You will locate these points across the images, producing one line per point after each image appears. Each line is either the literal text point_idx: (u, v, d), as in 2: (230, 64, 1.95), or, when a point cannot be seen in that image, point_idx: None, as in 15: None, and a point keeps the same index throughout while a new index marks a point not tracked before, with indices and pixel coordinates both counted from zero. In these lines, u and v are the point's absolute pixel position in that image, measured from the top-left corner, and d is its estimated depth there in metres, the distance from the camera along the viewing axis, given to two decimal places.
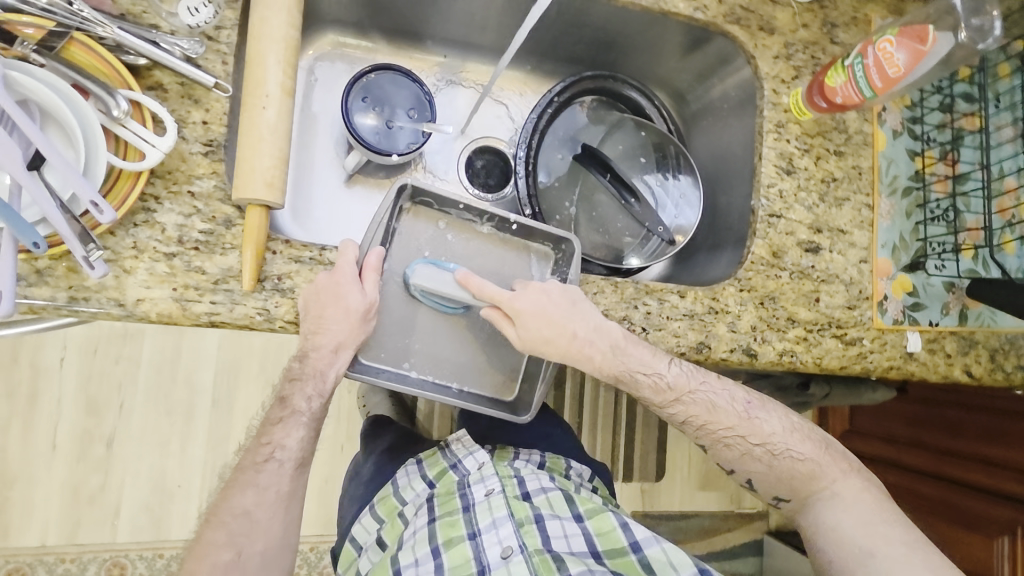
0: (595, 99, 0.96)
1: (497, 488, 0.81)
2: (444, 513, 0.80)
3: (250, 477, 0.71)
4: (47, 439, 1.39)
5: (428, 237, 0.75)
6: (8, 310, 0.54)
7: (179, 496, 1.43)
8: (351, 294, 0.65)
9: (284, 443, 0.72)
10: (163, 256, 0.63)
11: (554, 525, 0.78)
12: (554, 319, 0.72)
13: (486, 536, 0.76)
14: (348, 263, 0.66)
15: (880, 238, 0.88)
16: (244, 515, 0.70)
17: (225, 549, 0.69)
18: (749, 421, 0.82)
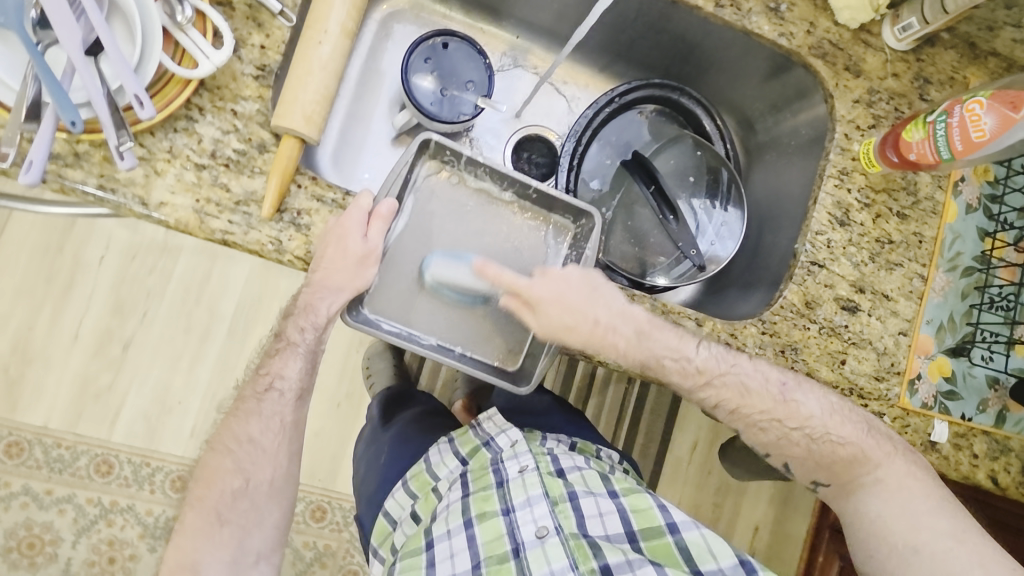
0: (656, 110, 0.94)
1: (531, 465, 0.77)
2: (477, 488, 0.77)
3: (253, 407, 0.72)
4: (72, 329, 1.46)
5: (445, 198, 0.75)
6: (34, 179, 0.57)
7: (177, 412, 1.47)
8: (355, 238, 0.65)
9: (283, 374, 0.72)
10: (193, 165, 0.64)
11: (590, 505, 0.76)
12: (573, 305, 0.72)
13: (520, 515, 0.74)
14: (360, 211, 0.66)
15: (927, 314, 0.82)
16: (248, 442, 0.72)
17: (234, 476, 0.71)
18: (785, 404, 0.80)
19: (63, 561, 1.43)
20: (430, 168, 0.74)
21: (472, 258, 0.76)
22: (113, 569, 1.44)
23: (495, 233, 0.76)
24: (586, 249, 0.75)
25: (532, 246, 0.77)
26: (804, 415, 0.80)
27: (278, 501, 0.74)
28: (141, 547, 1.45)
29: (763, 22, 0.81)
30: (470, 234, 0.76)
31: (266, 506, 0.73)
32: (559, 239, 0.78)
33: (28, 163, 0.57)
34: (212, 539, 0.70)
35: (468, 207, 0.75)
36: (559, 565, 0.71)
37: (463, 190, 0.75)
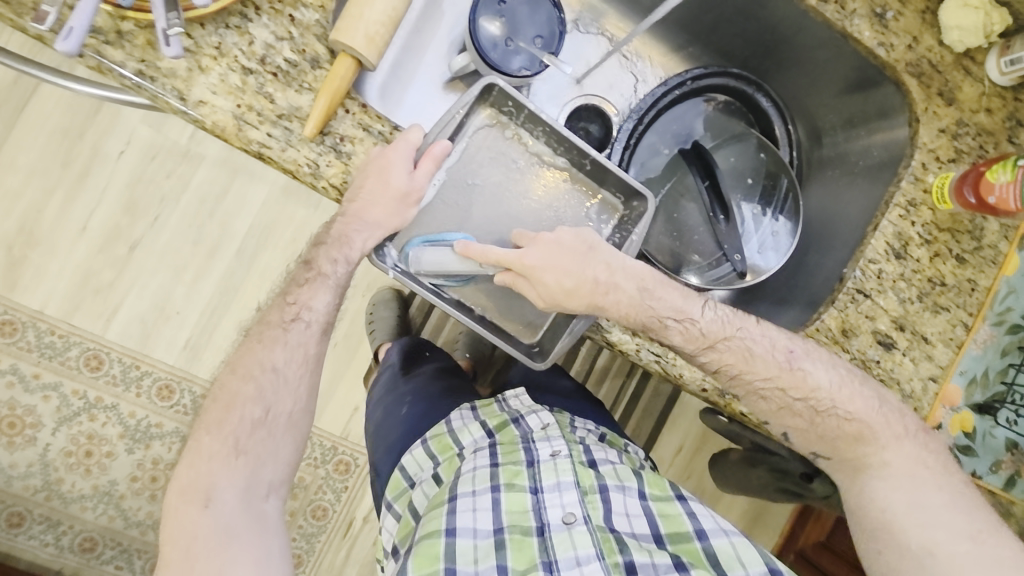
0: (724, 102, 0.90)
1: (564, 451, 0.77)
2: (507, 460, 0.77)
3: (278, 335, 0.69)
4: (81, 219, 1.43)
5: (495, 152, 0.70)
6: (73, 50, 0.53)
7: (174, 321, 1.46)
8: (399, 173, 0.61)
9: (311, 305, 0.69)
10: (240, 68, 0.60)
11: (619, 501, 0.74)
12: (570, 268, 0.66)
13: (548, 497, 0.73)
14: (407, 145, 0.62)
15: (963, 364, 0.78)
16: (271, 371, 0.68)
17: (256, 405, 0.68)
18: (839, 387, 0.71)
19: (40, 446, 1.44)
20: (485, 115, 0.69)
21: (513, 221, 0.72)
22: (88, 463, 1.45)
23: (538, 200, 0.72)
24: (632, 231, 0.72)
25: (575, 221, 0.73)
26: (831, 406, 0.72)
27: (294, 434, 0.71)
28: (118, 447, 1.45)
29: (864, 27, 0.75)
30: (514, 196, 0.72)
31: (282, 438, 0.70)
32: (603, 213, 0.73)
33: (67, 31, 0.53)
34: (227, 465, 0.66)
35: (518, 168, 0.71)
36: (584, 552, 0.69)
37: (515, 148, 0.71)
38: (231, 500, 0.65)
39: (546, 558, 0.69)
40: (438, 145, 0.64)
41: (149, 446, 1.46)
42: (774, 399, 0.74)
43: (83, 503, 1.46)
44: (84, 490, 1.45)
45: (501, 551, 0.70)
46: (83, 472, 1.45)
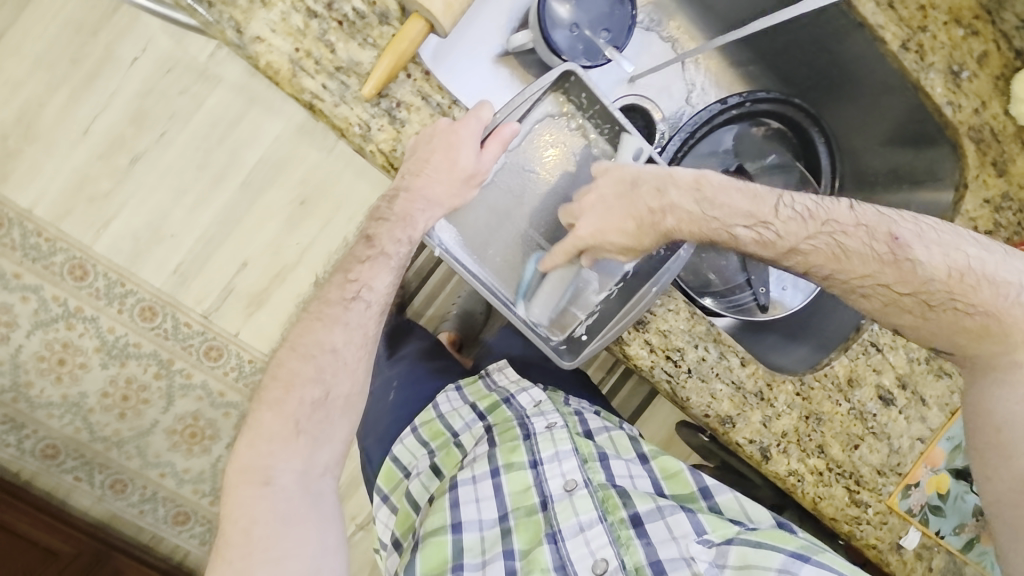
0: (777, 129, 0.89)
1: (559, 423, 0.78)
2: (504, 439, 0.79)
3: (338, 314, 0.65)
4: (82, 123, 1.36)
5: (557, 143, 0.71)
6: None
7: (167, 243, 1.41)
8: (466, 152, 0.61)
9: (372, 284, 0.66)
10: (304, 10, 0.57)
11: (619, 466, 0.76)
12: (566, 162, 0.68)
13: (548, 467, 0.74)
14: (478, 122, 0.61)
15: (951, 429, 0.80)
16: (332, 352, 0.65)
17: (314, 387, 0.64)
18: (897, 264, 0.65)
19: (12, 347, 1.40)
20: (553, 102, 0.69)
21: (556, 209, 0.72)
22: (61, 371, 1.42)
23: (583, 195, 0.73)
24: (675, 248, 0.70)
25: None
26: (920, 278, 0.64)
27: (351, 417, 0.66)
28: (93, 360, 1.42)
29: (938, 83, 0.74)
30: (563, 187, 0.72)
31: (340, 421, 0.65)
32: None
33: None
34: (288, 447, 0.62)
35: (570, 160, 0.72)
36: (587, 518, 0.70)
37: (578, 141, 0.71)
38: (291, 483, 0.61)
39: (552, 529, 0.70)
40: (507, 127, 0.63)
41: (126, 363, 1.42)
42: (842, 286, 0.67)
43: (51, 410, 1.43)
44: (53, 397, 1.43)
45: (507, 537, 0.72)
46: (54, 378, 1.42)
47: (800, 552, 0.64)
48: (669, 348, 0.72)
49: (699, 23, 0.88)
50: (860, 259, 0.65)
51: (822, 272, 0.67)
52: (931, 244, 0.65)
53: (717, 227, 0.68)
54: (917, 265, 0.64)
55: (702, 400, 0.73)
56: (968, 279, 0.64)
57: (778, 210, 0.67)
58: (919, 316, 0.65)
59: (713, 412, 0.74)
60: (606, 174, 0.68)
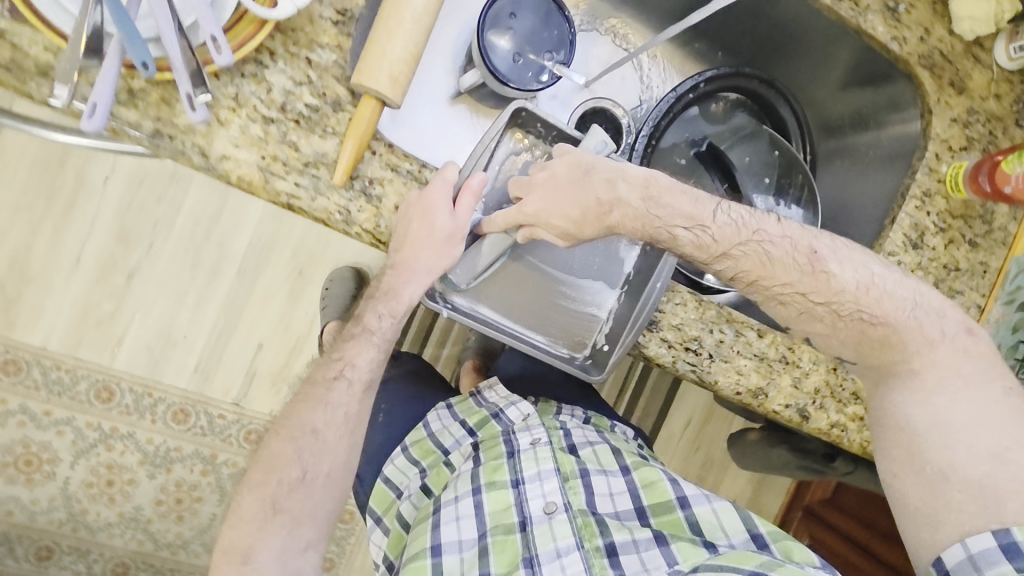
0: (737, 99, 0.90)
1: (544, 439, 0.79)
2: (488, 457, 0.79)
3: (322, 395, 0.73)
4: (72, 254, 1.39)
5: (528, 172, 0.73)
6: (97, 128, 0.48)
7: (181, 345, 1.44)
8: (441, 213, 0.63)
9: (354, 363, 0.73)
10: (260, 118, 0.58)
11: (601, 484, 0.76)
12: (566, 192, 0.66)
13: (529, 488, 0.75)
14: (445, 183, 0.63)
15: None
16: (312, 434, 0.72)
17: (294, 467, 0.71)
18: (814, 275, 0.70)
19: (60, 481, 1.42)
20: (514, 138, 0.72)
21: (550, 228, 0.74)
22: (111, 492, 1.44)
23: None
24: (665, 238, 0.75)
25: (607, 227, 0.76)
26: (834, 289, 0.70)
27: (333, 492, 0.75)
28: (139, 474, 1.44)
29: (878, 23, 0.75)
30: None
31: (321, 497, 0.73)
32: None
33: (91, 107, 0.47)
34: (268, 527, 0.70)
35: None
36: (565, 541, 0.71)
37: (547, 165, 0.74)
38: (268, 558, 0.69)
39: (529, 555, 0.71)
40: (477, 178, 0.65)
41: (171, 469, 1.45)
42: (763, 292, 0.72)
43: (111, 530, 1.46)
44: (110, 518, 1.46)
45: (484, 559, 0.72)
46: (106, 500, 1.45)
47: (759, 571, 0.65)
48: (686, 340, 0.73)
49: (636, 12, 0.89)
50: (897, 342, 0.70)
51: (748, 280, 0.71)
52: (845, 261, 0.70)
53: (658, 226, 0.67)
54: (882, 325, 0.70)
55: (730, 379, 0.74)
56: (873, 294, 0.70)
57: (714, 215, 0.69)
58: (830, 324, 0.71)
59: (744, 388, 0.75)
60: (562, 156, 0.68)
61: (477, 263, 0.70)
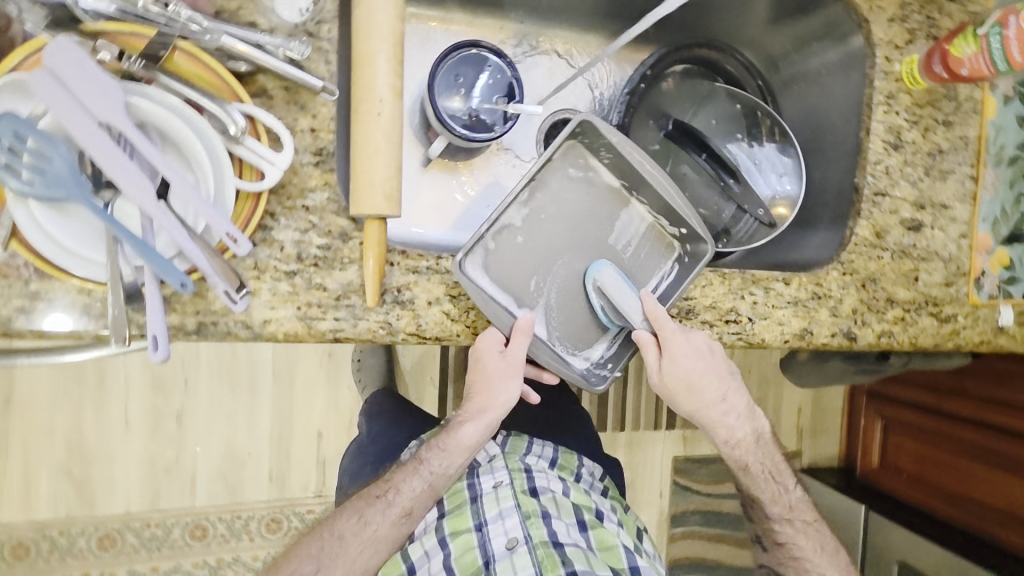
0: (683, 70, 0.94)
1: (506, 480, 0.85)
2: (453, 507, 0.84)
3: (363, 504, 0.75)
4: (119, 416, 1.41)
5: (501, 259, 0.70)
6: (166, 354, 0.51)
7: (251, 463, 1.47)
8: (498, 367, 0.69)
9: (399, 487, 0.75)
10: (284, 274, 0.61)
11: (560, 525, 0.81)
12: (696, 372, 0.72)
13: (492, 527, 0.80)
14: (491, 343, 0.68)
15: (982, 212, 0.85)
16: (336, 536, 0.73)
17: (308, 563, 0.72)
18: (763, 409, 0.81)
19: None
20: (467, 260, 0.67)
21: (545, 245, 0.73)
22: None
23: (543, 198, 0.72)
24: (608, 139, 0.72)
25: (562, 193, 0.74)
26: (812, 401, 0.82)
27: None
28: None
29: None
30: (534, 229, 0.72)
31: None
32: (574, 163, 0.74)
33: (153, 340, 0.51)
34: None
35: (514, 221, 0.71)
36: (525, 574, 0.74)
37: (508, 239, 0.71)
38: None
39: None
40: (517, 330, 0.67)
41: None
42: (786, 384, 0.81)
43: None
44: None
45: None
46: None
47: None
48: (724, 313, 0.77)
49: (560, 23, 0.93)
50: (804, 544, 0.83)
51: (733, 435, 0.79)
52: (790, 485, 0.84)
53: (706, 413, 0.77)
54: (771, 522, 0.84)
55: (775, 332, 0.79)
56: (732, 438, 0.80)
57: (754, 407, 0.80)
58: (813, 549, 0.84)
59: (790, 335, 0.79)
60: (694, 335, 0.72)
61: (571, 327, 0.73)
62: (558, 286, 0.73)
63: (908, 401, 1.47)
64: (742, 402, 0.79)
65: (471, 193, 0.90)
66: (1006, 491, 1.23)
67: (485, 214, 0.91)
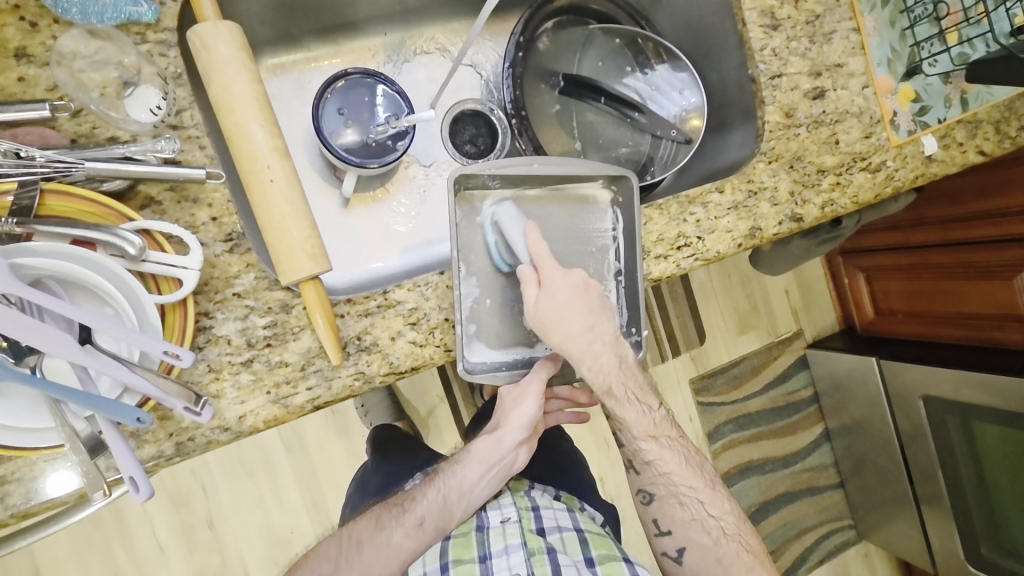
0: (553, 23, 0.90)
1: (513, 517, 0.84)
2: (458, 534, 0.82)
3: (380, 512, 0.78)
4: (151, 544, 1.38)
5: (492, 329, 0.71)
6: (149, 490, 0.50)
7: (296, 539, 1.44)
8: (525, 403, 0.74)
9: (414, 497, 0.78)
10: (241, 366, 0.61)
11: (566, 560, 0.78)
12: (564, 317, 0.65)
13: (496, 560, 0.78)
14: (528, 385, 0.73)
15: (874, 58, 0.88)
16: (353, 540, 0.75)
17: (325, 562, 0.72)
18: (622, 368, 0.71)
19: None
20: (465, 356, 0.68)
21: (513, 290, 0.71)
22: None
23: (479, 255, 0.69)
24: (485, 175, 0.68)
25: (486, 242, 0.70)
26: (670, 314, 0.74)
27: None
28: None
29: None
30: (496, 285, 0.70)
31: None
32: (470, 208, 0.69)
33: (131, 482, 0.50)
34: None
35: (475, 292, 0.69)
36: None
37: (483, 309, 0.70)
38: None
39: None
40: (541, 367, 0.71)
41: None
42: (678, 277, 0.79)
43: None
44: None
45: None
46: None
47: None
48: (675, 241, 0.79)
49: (422, 21, 0.91)
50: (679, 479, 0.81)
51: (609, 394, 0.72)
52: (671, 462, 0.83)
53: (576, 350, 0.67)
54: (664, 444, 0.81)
55: (727, 240, 0.80)
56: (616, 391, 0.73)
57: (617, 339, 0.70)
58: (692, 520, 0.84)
59: (741, 238, 0.81)
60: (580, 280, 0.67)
61: None
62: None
63: (878, 245, 1.53)
64: (609, 327, 0.69)
65: (401, 216, 0.90)
66: (987, 296, 1.29)
67: (419, 225, 0.90)
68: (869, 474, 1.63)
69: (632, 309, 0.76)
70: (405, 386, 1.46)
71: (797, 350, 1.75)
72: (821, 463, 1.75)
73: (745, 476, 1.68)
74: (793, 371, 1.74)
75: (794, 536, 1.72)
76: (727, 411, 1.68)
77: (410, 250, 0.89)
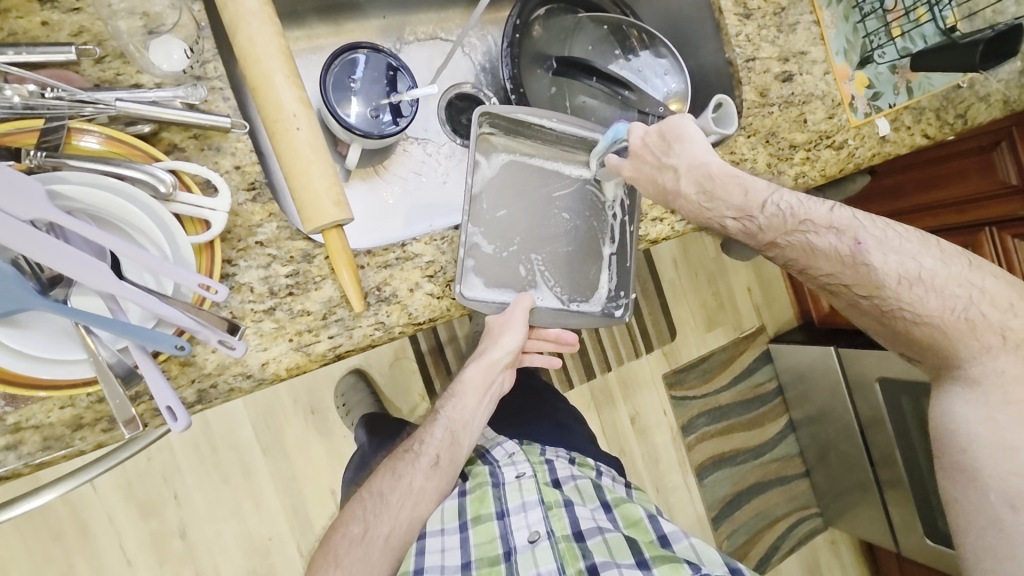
0: (546, 10, 0.97)
1: (528, 470, 0.84)
2: (474, 488, 0.83)
3: (394, 463, 0.79)
4: (120, 557, 1.28)
5: (486, 265, 0.74)
6: (187, 420, 0.51)
7: (275, 547, 1.35)
8: (508, 335, 0.78)
9: (425, 440, 0.80)
10: (264, 313, 0.61)
11: (583, 512, 0.81)
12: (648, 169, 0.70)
13: (513, 516, 0.79)
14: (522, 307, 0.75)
15: (833, 48, 0.97)
16: (377, 496, 0.76)
17: (355, 524, 0.74)
18: None
19: None
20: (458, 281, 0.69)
21: (513, 237, 0.76)
22: None
23: (486, 204, 0.75)
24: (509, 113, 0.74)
25: (494, 186, 0.76)
26: None
27: (387, 557, 0.73)
28: None
29: None
30: (497, 232, 0.75)
31: (376, 561, 0.72)
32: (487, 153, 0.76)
33: (169, 412, 0.51)
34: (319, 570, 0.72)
35: (478, 233, 0.73)
36: (548, 567, 0.74)
37: (479, 242, 0.73)
38: None
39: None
40: (519, 302, 0.74)
41: None
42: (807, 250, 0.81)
43: None
44: None
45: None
46: None
47: None
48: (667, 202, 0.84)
49: (420, 6, 0.95)
50: (827, 260, 0.67)
51: None
52: None
53: (708, 218, 0.70)
54: (853, 268, 0.66)
55: None
56: None
57: (763, 203, 0.67)
58: None
59: None
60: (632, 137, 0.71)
61: (569, 274, 0.79)
62: (546, 258, 0.78)
63: None
64: (685, 158, 0.68)
65: (398, 191, 0.92)
66: None
67: (418, 200, 0.93)
68: (833, 461, 1.71)
69: (624, 274, 0.80)
70: (388, 383, 1.44)
71: (761, 344, 1.83)
72: (788, 453, 1.84)
73: (719, 466, 1.74)
74: (759, 364, 1.83)
75: (767, 524, 1.78)
76: (700, 403, 1.74)
77: (409, 225, 0.91)
